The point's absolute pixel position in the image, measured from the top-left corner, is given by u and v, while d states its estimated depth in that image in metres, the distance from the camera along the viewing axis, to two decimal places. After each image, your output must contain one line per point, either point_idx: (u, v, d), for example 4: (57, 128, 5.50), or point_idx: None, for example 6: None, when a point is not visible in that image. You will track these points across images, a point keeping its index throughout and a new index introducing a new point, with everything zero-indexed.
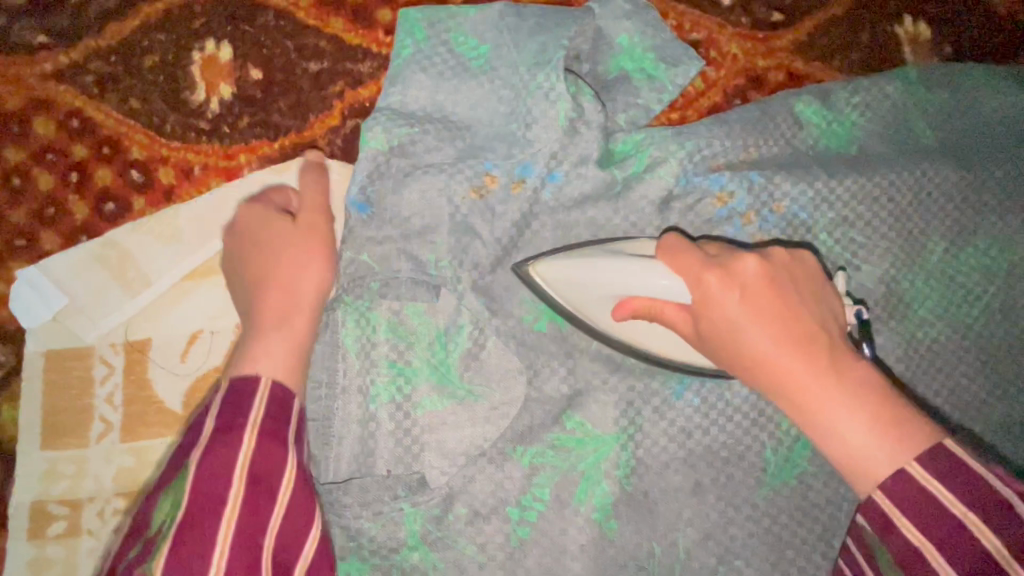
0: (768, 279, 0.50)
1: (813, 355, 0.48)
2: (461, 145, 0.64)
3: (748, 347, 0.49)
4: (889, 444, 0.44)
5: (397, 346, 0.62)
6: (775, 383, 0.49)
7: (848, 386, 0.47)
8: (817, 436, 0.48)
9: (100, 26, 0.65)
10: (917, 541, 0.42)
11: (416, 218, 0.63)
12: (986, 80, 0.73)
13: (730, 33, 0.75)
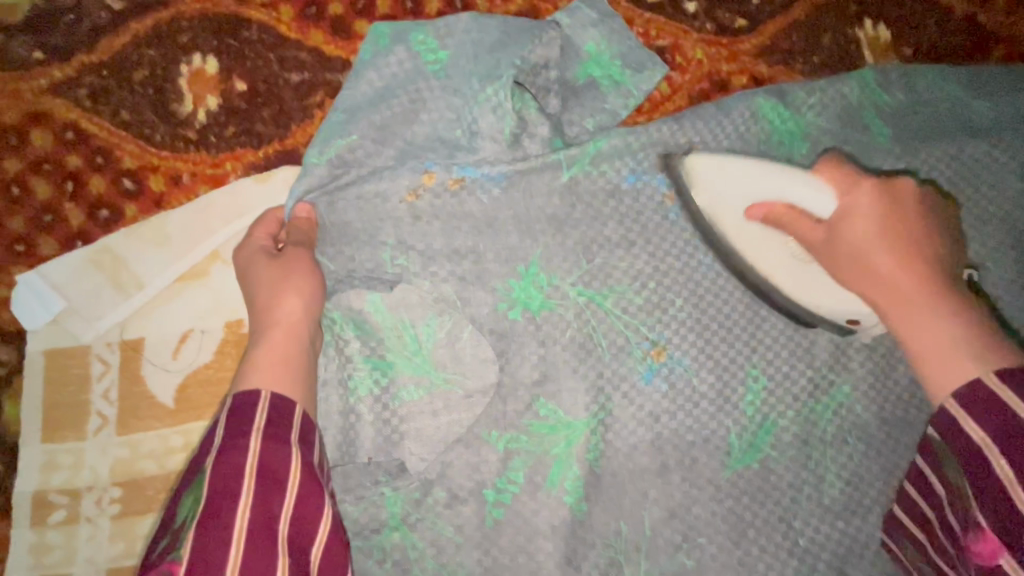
0: (903, 206, 0.61)
1: (912, 268, 0.59)
2: (399, 146, 0.68)
3: (877, 262, 0.59)
4: (976, 351, 0.53)
5: (367, 342, 0.66)
6: (882, 293, 0.60)
7: (945, 295, 0.57)
8: (899, 336, 0.58)
9: (93, 42, 0.69)
10: (989, 444, 0.48)
11: (372, 220, 0.67)
12: (938, 82, 0.77)
13: (695, 38, 0.78)
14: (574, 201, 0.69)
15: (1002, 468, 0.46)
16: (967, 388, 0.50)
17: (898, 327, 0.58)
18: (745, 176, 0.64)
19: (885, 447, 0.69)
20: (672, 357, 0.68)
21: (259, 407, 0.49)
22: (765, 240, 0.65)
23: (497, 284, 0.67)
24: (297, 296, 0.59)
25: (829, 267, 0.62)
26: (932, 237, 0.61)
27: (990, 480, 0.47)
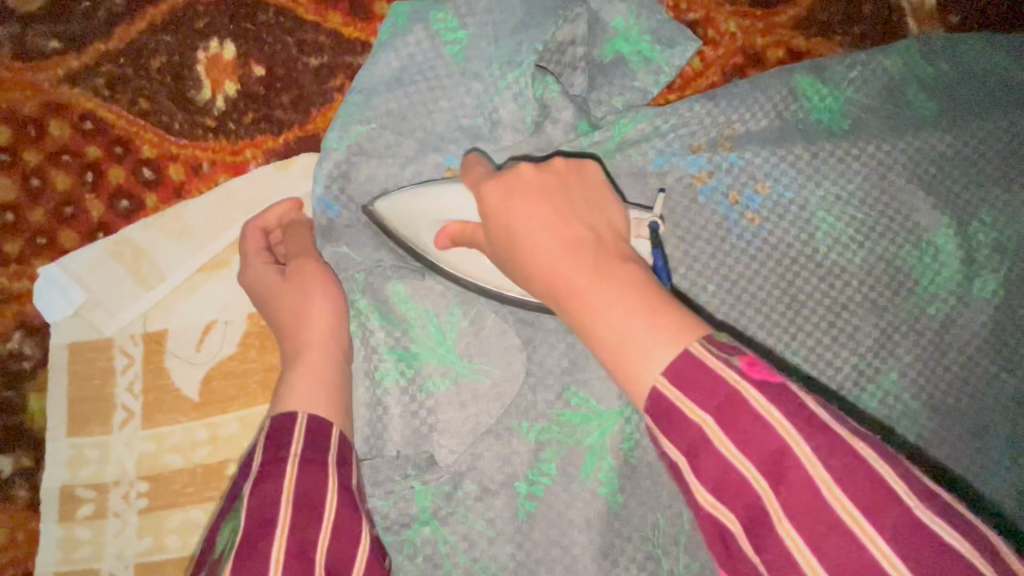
0: (555, 181, 0.50)
1: (575, 246, 0.46)
2: (418, 137, 0.67)
3: (527, 245, 0.47)
4: (641, 339, 0.39)
5: (392, 332, 0.63)
6: (543, 283, 0.46)
7: (602, 274, 0.43)
8: (579, 333, 0.44)
9: (109, 29, 0.67)
10: (685, 465, 0.36)
11: None
12: (986, 53, 0.73)
13: (728, 11, 0.74)
14: None
15: (701, 495, 0.35)
16: (652, 398, 0.37)
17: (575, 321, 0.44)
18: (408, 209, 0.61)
19: (929, 435, 0.67)
20: None
21: (296, 430, 0.46)
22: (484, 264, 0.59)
23: None
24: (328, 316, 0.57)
25: (506, 263, 0.50)
26: (598, 213, 0.49)
27: (704, 513, 0.36)
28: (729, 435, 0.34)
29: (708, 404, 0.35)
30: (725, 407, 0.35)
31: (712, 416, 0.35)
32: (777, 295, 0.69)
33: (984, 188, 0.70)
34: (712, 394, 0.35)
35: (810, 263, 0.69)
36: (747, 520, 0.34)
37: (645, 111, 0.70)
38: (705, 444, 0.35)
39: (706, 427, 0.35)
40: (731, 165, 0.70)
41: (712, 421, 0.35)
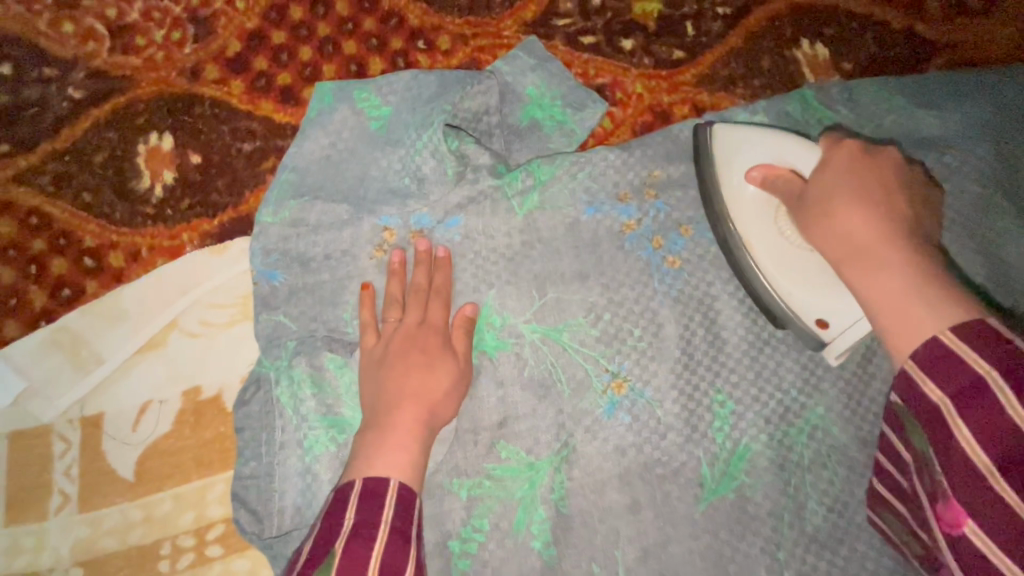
0: (904, 182, 0.54)
1: (883, 217, 0.50)
2: (353, 202, 0.69)
3: (835, 210, 0.52)
4: (936, 296, 0.42)
5: (324, 400, 0.64)
6: (840, 235, 0.51)
7: (908, 244, 0.47)
8: (856, 282, 0.48)
9: (56, 131, 0.73)
10: (950, 409, 0.39)
11: (324, 285, 0.67)
12: (881, 95, 0.78)
13: (633, 74, 0.79)
14: (532, 240, 0.70)
15: (961, 434, 0.38)
16: (926, 344, 0.41)
17: (858, 272, 0.48)
18: (760, 144, 0.64)
19: (861, 466, 0.67)
20: (634, 390, 0.67)
21: (390, 499, 0.48)
22: (758, 209, 0.63)
23: None
24: (444, 406, 0.60)
25: (803, 222, 0.56)
26: (923, 211, 0.52)
27: (952, 457, 0.38)
28: (1018, 390, 0.36)
29: (1000, 360, 0.37)
30: (1019, 370, 0.36)
31: (1001, 372, 0.37)
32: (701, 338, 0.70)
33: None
34: (1010, 356, 0.37)
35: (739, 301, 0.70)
36: (1006, 462, 0.36)
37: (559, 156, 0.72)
38: (985, 390, 0.37)
39: (994, 378, 0.37)
40: (657, 212, 0.71)
41: (998, 373, 0.36)
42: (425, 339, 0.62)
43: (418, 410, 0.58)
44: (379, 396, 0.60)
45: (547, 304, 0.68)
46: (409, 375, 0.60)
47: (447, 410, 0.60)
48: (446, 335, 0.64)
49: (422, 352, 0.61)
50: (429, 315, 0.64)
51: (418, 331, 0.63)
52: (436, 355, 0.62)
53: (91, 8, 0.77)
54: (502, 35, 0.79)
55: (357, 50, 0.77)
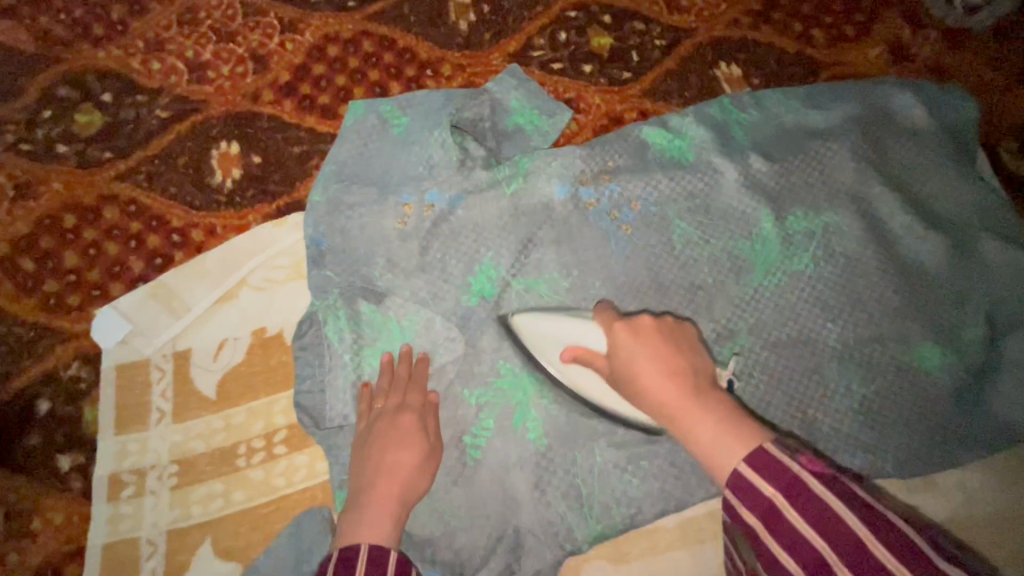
0: (665, 331, 0.69)
1: (672, 379, 0.63)
2: (381, 187, 0.89)
3: (640, 380, 0.65)
4: (729, 438, 0.57)
5: (363, 334, 0.83)
6: (653, 406, 0.63)
7: (697, 399, 0.61)
8: (680, 442, 0.61)
9: (147, 142, 0.94)
10: (763, 531, 0.52)
11: (358, 249, 0.86)
12: (784, 99, 1.00)
13: (592, 90, 1.02)
14: (518, 212, 0.90)
15: (775, 548, 0.51)
16: (738, 480, 0.54)
17: (676, 433, 0.61)
18: (557, 328, 0.78)
19: (779, 374, 0.86)
20: None
21: (360, 560, 0.60)
22: (582, 373, 0.76)
23: (455, 282, 0.87)
24: (414, 481, 0.74)
25: (625, 392, 0.68)
26: (694, 356, 0.67)
27: (777, 567, 0.51)
28: (795, 506, 0.50)
29: (780, 485, 0.51)
30: (796, 491, 0.51)
31: (785, 497, 0.51)
32: (651, 281, 0.90)
33: (797, 189, 0.94)
34: (784, 479, 0.51)
35: (679, 254, 0.91)
36: (808, 564, 0.49)
37: (537, 151, 0.93)
38: (779, 512, 0.51)
39: (779, 500, 0.51)
40: (612, 191, 0.92)
41: (782, 496, 0.51)
42: (393, 423, 0.76)
43: (391, 489, 0.71)
44: (358, 481, 0.73)
45: (529, 262, 0.89)
46: (387, 451, 0.74)
47: (415, 489, 0.74)
48: (421, 415, 0.78)
49: (395, 432, 0.75)
50: (407, 398, 0.78)
51: (397, 414, 0.77)
52: (407, 439, 0.75)
53: (173, 51, 1.00)
54: (491, 63, 1.03)
55: (380, 78, 1.01)
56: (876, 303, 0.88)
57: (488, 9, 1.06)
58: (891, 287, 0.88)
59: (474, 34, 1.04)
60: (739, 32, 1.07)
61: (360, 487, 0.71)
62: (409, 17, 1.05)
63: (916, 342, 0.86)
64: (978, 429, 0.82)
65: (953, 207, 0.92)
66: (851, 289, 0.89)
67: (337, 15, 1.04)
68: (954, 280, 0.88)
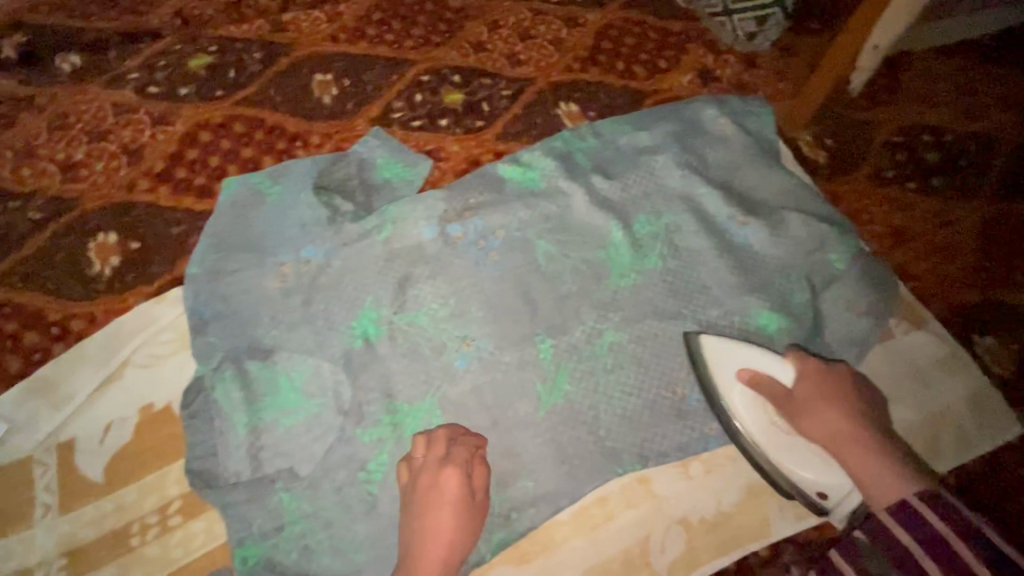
0: (847, 383, 0.82)
1: (861, 422, 0.78)
2: (257, 252, 0.95)
3: (823, 413, 0.79)
4: (900, 474, 0.71)
5: (250, 392, 0.86)
6: (824, 434, 0.78)
7: (874, 445, 0.75)
8: (849, 468, 0.75)
9: (22, 244, 0.97)
10: (920, 550, 0.58)
11: (241, 313, 0.91)
12: (615, 125, 1.15)
13: (452, 139, 1.13)
14: (393, 253, 0.97)
15: (924, 560, 0.57)
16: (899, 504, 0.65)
17: (846, 460, 0.76)
18: (735, 352, 0.87)
19: (646, 360, 0.94)
20: (478, 346, 0.93)
21: None
22: (752, 401, 0.85)
23: (340, 328, 0.92)
24: (461, 535, 0.77)
25: (793, 419, 0.81)
26: (874, 411, 0.81)
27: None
28: (967, 539, 0.56)
29: (956, 524, 0.58)
30: (970, 532, 0.57)
31: (958, 533, 0.57)
32: (521, 298, 0.97)
33: (638, 200, 1.07)
34: (961, 520, 0.58)
35: (545, 270, 1.00)
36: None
37: (402, 199, 1.02)
38: (944, 540, 0.57)
39: (951, 535, 0.57)
40: (477, 225, 1.02)
41: (957, 532, 0.57)
42: (431, 485, 0.78)
43: (435, 547, 0.75)
44: (404, 539, 0.78)
45: (408, 298, 0.95)
46: (431, 512, 0.76)
47: (462, 541, 0.77)
48: (464, 471, 0.79)
49: (432, 493, 0.77)
50: (451, 452, 0.80)
51: (438, 471, 0.78)
52: (454, 497, 0.77)
53: (45, 156, 1.05)
54: (355, 128, 1.13)
55: (253, 154, 1.08)
56: (717, 287, 1.01)
57: (348, 82, 1.18)
58: (725, 270, 1.01)
59: (337, 105, 1.15)
60: (571, 76, 1.24)
61: (407, 552, 0.76)
62: (276, 97, 1.15)
63: (752, 314, 0.98)
64: None
65: (764, 195, 1.08)
66: (695, 277, 1.02)
67: (207, 104, 1.13)
68: (776, 254, 1.02)
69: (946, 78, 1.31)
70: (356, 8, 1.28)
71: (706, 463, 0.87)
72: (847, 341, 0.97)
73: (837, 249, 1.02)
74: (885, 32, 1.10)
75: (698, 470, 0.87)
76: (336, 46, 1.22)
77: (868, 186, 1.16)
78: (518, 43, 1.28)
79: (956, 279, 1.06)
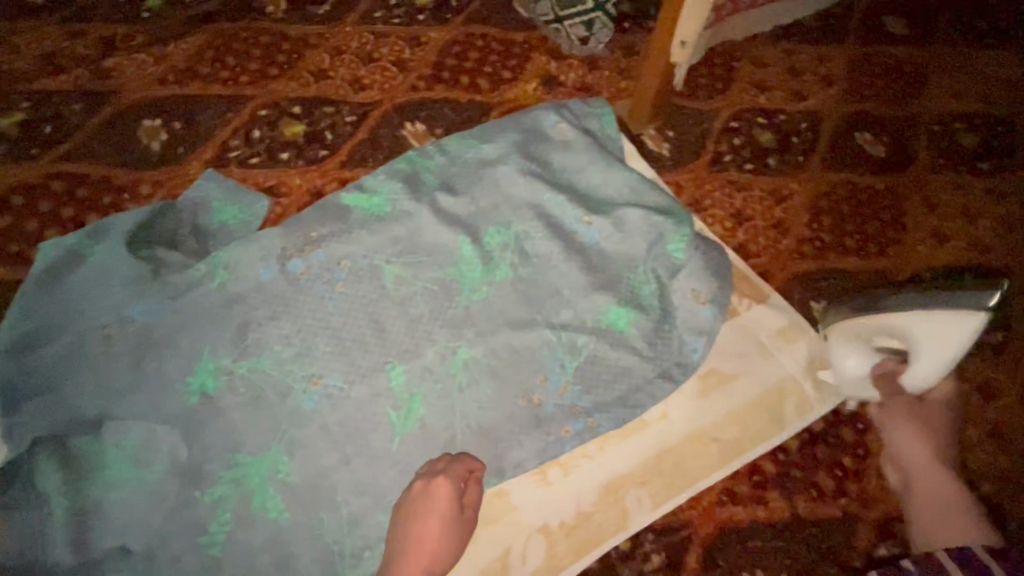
0: (935, 413, 0.90)
1: (932, 463, 0.86)
2: (77, 318, 0.89)
3: (913, 443, 0.88)
4: (964, 521, 0.78)
5: (73, 468, 0.80)
6: (911, 465, 0.87)
7: (945, 491, 0.83)
8: (917, 506, 0.84)
9: None
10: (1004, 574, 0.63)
11: (59, 386, 0.85)
12: (460, 141, 1.15)
13: (294, 173, 1.11)
14: (230, 298, 0.93)
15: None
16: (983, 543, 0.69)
17: (918, 499, 0.84)
18: (935, 323, 0.84)
19: (502, 372, 0.94)
20: (326, 382, 0.90)
21: None
22: (853, 342, 0.91)
23: (174, 386, 0.86)
24: (447, 543, 0.80)
25: (891, 440, 0.90)
26: (943, 452, 0.87)
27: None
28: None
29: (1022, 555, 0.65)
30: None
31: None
32: (369, 326, 0.95)
33: (486, 212, 1.07)
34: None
35: (394, 295, 0.98)
36: None
37: (238, 241, 0.98)
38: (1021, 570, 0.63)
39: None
40: (320, 258, 0.99)
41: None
42: (423, 496, 0.81)
43: (421, 552, 0.79)
44: (391, 539, 0.81)
45: (248, 343, 0.91)
46: (422, 520, 0.80)
47: (447, 549, 0.81)
48: (456, 484, 0.82)
49: (427, 500, 0.81)
50: (449, 467, 0.84)
51: (430, 481, 0.82)
52: (452, 505, 0.81)
53: None
54: (188, 173, 1.08)
55: (75, 213, 1.02)
56: (569, 289, 1.01)
57: (180, 125, 1.13)
58: (575, 271, 1.02)
59: (168, 150, 1.10)
60: (416, 95, 1.24)
61: (393, 554, 0.80)
62: (99, 149, 1.09)
63: (604, 311, 0.99)
64: (665, 366, 0.96)
65: (608, 193, 1.11)
66: (547, 281, 1.02)
67: (21, 165, 1.06)
68: (621, 249, 1.04)
69: (775, 61, 1.39)
70: (185, 47, 1.23)
71: (564, 467, 0.89)
72: (694, 331, 0.99)
73: (678, 238, 1.05)
74: (687, 25, 1.10)
75: (556, 474, 0.89)
76: (165, 89, 1.17)
77: (709, 174, 1.22)
78: (362, 66, 1.26)
79: (789, 253, 1.14)
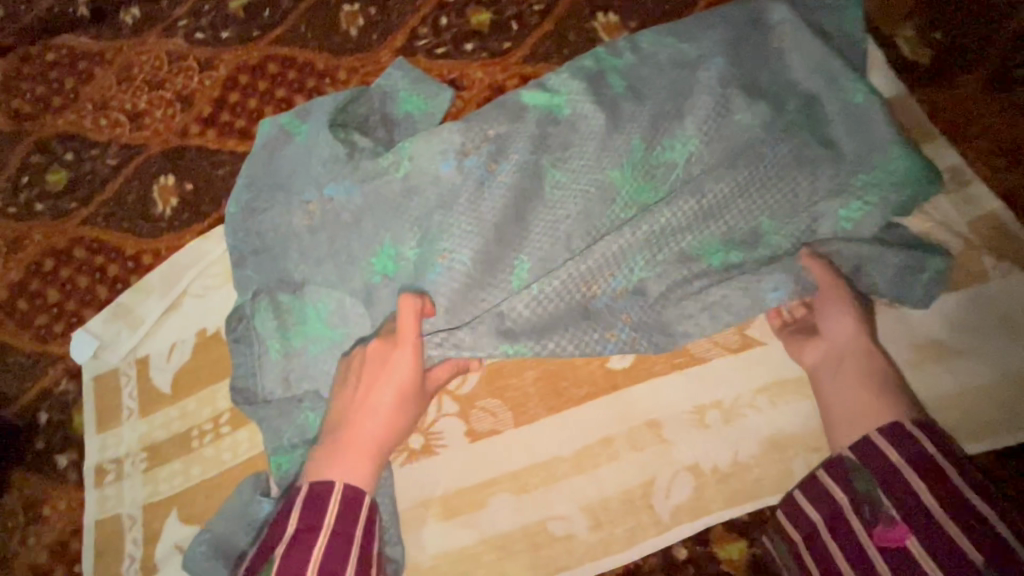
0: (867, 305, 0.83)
1: (857, 352, 0.79)
2: (287, 190, 1.00)
3: (842, 329, 0.81)
4: (877, 407, 0.74)
5: (282, 319, 0.93)
6: (830, 356, 0.81)
7: (866, 378, 0.77)
8: (831, 396, 0.79)
9: (104, 187, 1.11)
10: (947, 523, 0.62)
11: (274, 249, 0.97)
12: (656, 34, 1.00)
13: (476, 66, 1.08)
14: (410, 189, 0.94)
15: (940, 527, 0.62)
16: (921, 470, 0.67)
17: (829, 389, 0.80)
18: None
19: (666, 303, 0.87)
20: (457, 262, 0.89)
21: (331, 502, 0.73)
22: None
23: (360, 263, 0.94)
24: (390, 407, 0.81)
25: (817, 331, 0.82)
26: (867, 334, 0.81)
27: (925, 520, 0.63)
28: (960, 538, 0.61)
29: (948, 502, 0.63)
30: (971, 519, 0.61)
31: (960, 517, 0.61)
32: (509, 225, 0.91)
33: (667, 117, 0.93)
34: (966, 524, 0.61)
35: (547, 198, 0.91)
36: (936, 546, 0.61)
37: (420, 135, 0.96)
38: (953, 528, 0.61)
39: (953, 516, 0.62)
40: (490, 153, 0.95)
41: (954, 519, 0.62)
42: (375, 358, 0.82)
43: (366, 422, 0.80)
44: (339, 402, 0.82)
45: (421, 234, 0.93)
46: (374, 383, 0.81)
47: (396, 421, 0.82)
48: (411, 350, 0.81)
49: (380, 365, 0.81)
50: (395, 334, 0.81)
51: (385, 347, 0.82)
52: (389, 368, 0.81)
53: (116, 107, 1.17)
54: (380, 61, 1.11)
55: (285, 94, 1.12)
56: (745, 216, 0.87)
57: (375, 11, 1.14)
58: (766, 200, 0.87)
59: (364, 37, 1.13)
60: None
61: (347, 419, 0.81)
62: (307, 34, 1.15)
63: (784, 245, 0.87)
64: (857, 318, 0.81)
65: (831, 109, 0.90)
66: (727, 205, 0.88)
67: (245, 46, 1.16)
68: (832, 180, 0.87)
69: None
70: None
71: (725, 412, 0.85)
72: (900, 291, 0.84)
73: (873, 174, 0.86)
74: None
75: (715, 418, 0.85)
76: None
77: (981, 95, 0.93)
78: None
79: None
